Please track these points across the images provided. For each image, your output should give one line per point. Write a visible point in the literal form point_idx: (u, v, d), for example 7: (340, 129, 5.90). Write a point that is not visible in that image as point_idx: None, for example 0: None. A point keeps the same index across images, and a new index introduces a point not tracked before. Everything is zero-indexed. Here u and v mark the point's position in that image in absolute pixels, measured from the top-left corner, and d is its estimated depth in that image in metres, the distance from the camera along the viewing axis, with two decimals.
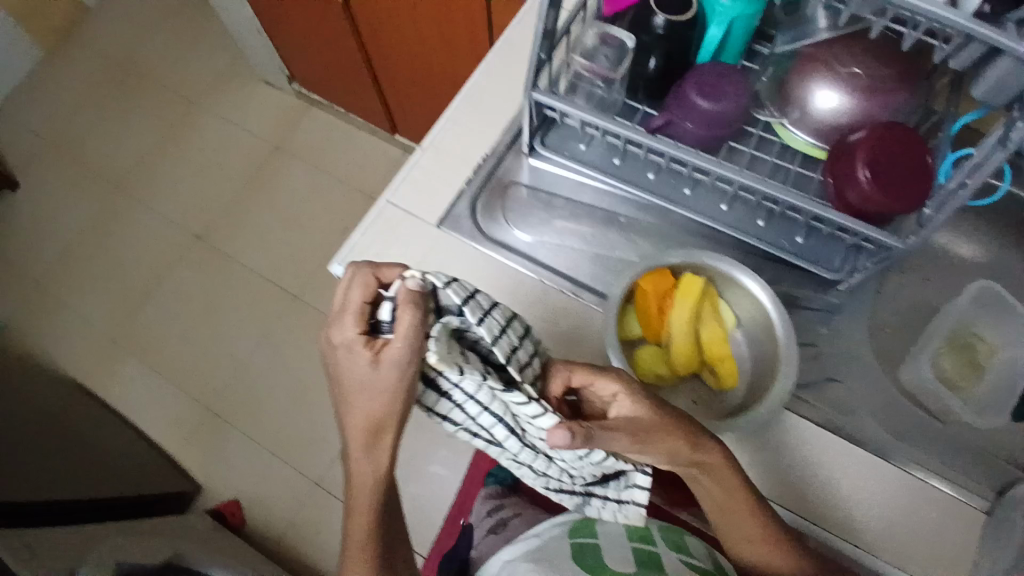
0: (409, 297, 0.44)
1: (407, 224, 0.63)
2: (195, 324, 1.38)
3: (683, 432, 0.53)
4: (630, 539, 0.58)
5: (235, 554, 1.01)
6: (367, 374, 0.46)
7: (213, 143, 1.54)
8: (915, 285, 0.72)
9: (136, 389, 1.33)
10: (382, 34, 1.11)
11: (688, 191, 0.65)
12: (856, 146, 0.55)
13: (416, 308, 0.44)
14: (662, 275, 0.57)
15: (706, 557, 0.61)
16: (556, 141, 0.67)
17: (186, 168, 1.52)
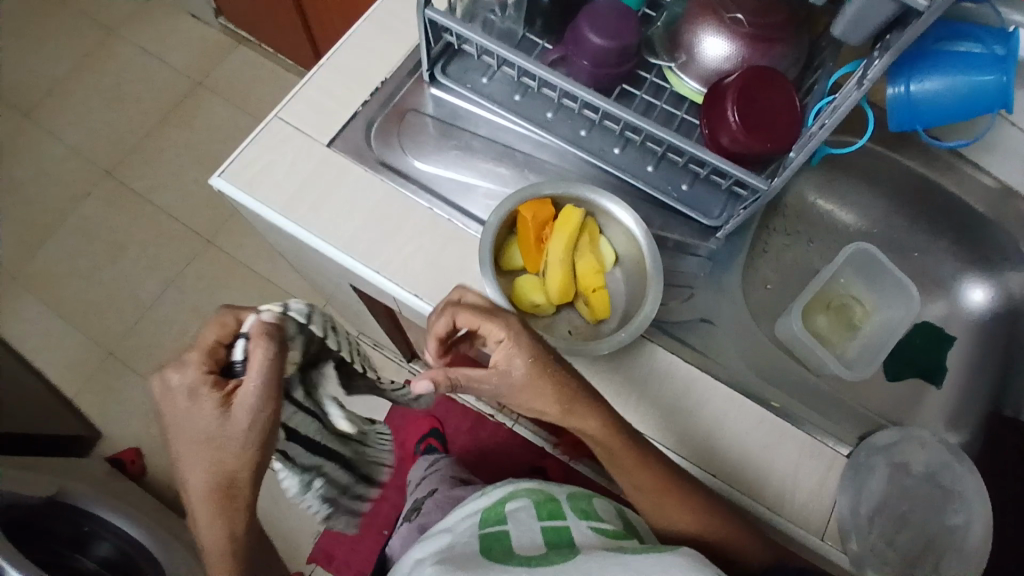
0: (262, 330, 0.49)
1: (295, 140, 0.65)
2: (102, 262, 1.37)
3: (556, 388, 0.53)
4: (539, 518, 0.59)
5: (125, 495, 1.05)
6: (218, 420, 0.49)
7: (136, 75, 1.51)
8: (799, 246, 0.85)
9: (62, 321, 1.33)
10: None
11: (584, 133, 0.68)
12: (729, 89, 0.58)
13: (270, 340, 0.48)
14: (542, 204, 0.58)
15: (615, 518, 0.62)
16: (457, 72, 0.68)
17: (106, 99, 1.49)
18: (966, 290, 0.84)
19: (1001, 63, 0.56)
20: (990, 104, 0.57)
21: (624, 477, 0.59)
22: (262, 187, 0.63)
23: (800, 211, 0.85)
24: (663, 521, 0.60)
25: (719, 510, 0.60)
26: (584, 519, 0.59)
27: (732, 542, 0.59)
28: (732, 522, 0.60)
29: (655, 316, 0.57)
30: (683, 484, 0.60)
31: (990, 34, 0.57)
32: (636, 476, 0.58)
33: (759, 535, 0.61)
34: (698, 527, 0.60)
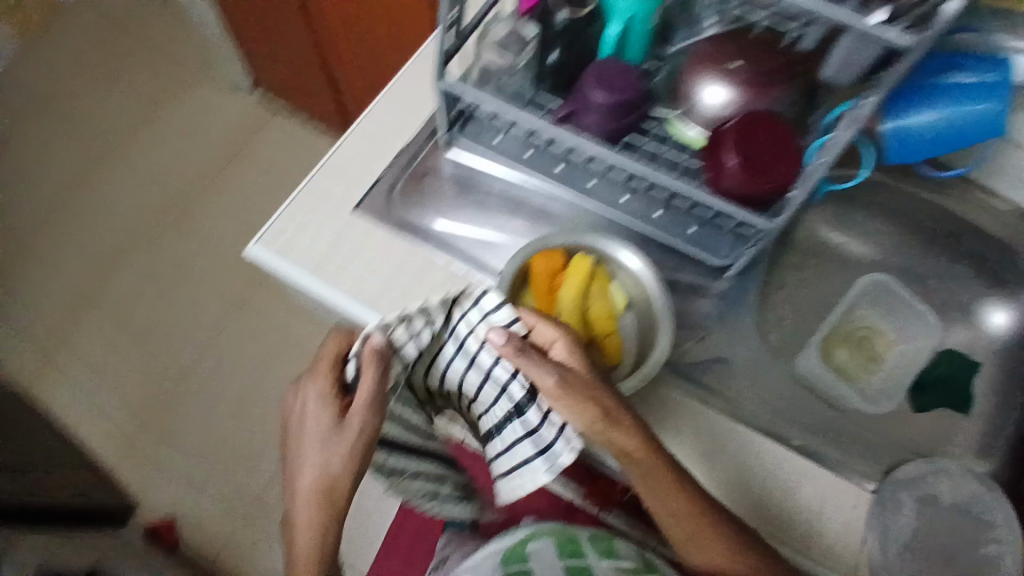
0: (372, 355, 0.51)
1: (321, 207, 0.70)
2: None
3: (601, 401, 0.53)
4: (562, 559, 0.61)
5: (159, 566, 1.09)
6: (329, 432, 0.54)
7: (177, 151, 1.67)
8: (815, 282, 0.85)
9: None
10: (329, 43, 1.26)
11: (592, 183, 0.72)
12: (726, 133, 0.60)
13: (376, 367, 0.52)
14: (550, 256, 0.61)
15: (636, 558, 0.63)
16: (472, 133, 0.73)
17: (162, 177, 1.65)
18: (986, 314, 0.84)
19: (990, 91, 0.58)
20: (985, 131, 0.59)
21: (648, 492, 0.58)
22: (293, 253, 0.68)
23: (813, 247, 0.85)
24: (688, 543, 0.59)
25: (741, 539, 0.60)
26: (605, 558, 0.61)
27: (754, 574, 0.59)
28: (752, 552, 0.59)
29: (670, 353, 0.60)
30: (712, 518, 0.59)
31: (978, 64, 0.59)
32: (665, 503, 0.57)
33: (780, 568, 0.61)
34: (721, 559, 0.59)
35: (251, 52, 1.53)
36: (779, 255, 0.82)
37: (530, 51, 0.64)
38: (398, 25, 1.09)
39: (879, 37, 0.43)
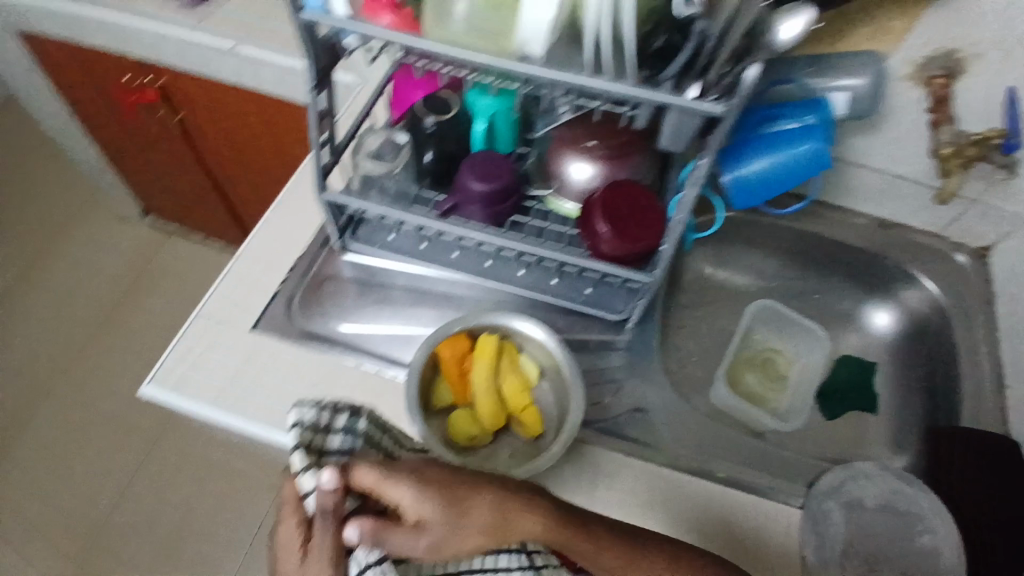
0: (293, 501, 0.50)
1: (219, 332, 0.70)
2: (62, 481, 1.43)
3: (481, 526, 0.49)
4: None
5: None
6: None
7: (75, 289, 1.66)
8: (714, 315, 0.91)
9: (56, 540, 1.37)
10: (214, 169, 1.32)
11: (489, 263, 0.75)
12: (595, 202, 0.65)
13: (301, 513, 0.49)
14: (457, 340, 0.63)
15: None
16: (366, 235, 0.76)
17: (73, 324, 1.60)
18: (871, 317, 0.91)
19: (811, 131, 0.65)
20: (816, 164, 0.66)
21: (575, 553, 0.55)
22: (196, 383, 0.67)
23: (703, 285, 0.93)
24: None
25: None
26: None
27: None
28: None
29: (583, 417, 0.61)
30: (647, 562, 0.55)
31: (796, 110, 0.65)
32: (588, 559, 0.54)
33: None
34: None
35: (141, 185, 1.54)
36: (672, 297, 0.89)
37: (405, 155, 0.70)
38: (272, 149, 1.16)
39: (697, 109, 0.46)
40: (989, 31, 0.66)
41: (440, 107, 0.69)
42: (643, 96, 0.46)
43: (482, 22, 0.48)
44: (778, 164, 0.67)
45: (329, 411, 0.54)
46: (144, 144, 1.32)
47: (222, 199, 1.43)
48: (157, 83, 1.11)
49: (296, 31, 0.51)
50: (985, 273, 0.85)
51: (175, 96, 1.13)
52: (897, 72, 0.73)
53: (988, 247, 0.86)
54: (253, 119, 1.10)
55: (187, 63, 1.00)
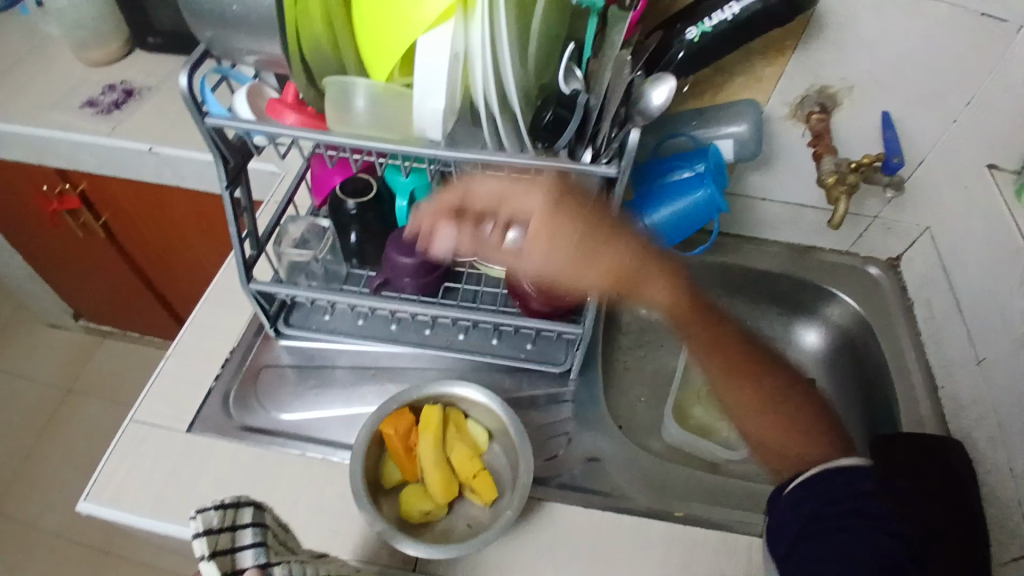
0: None
1: (154, 436, 0.69)
2: None
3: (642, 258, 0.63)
4: None
5: None
6: None
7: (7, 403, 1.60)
8: (655, 353, 0.94)
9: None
10: (142, 268, 1.31)
11: (429, 331, 0.76)
12: (519, 262, 0.68)
13: None
14: (400, 415, 0.62)
15: None
16: (301, 318, 0.76)
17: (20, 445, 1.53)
18: (801, 337, 0.98)
19: (703, 178, 0.65)
20: (711, 211, 0.66)
21: (697, 329, 0.67)
22: (134, 493, 0.65)
23: (640, 326, 0.96)
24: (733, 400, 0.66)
25: (789, 411, 0.65)
26: None
27: (795, 451, 0.63)
28: (802, 425, 0.64)
29: (533, 477, 0.60)
30: (793, 395, 0.67)
31: (689, 160, 0.66)
32: (723, 352, 0.67)
33: (792, 518, 0.58)
34: (755, 426, 0.66)
35: (68, 291, 1.50)
36: (612, 341, 0.91)
37: (327, 240, 0.73)
38: (198, 244, 1.17)
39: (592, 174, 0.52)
40: (849, 69, 0.74)
41: (358, 189, 0.70)
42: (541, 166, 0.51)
43: (382, 113, 0.52)
44: (678, 212, 0.66)
45: (231, 509, 0.49)
46: (65, 251, 1.30)
47: (156, 297, 1.41)
48: (77, 191, 1.10)
49: (203, 137, 0.54)
50: (899, 283, 0.94)
51: (96, 201, 1.13)
52: (777, 114, 0.79)
53: (897, 258, 0.95)
54: (178, 217, 1.10)
55: (108, 170, 1.00)
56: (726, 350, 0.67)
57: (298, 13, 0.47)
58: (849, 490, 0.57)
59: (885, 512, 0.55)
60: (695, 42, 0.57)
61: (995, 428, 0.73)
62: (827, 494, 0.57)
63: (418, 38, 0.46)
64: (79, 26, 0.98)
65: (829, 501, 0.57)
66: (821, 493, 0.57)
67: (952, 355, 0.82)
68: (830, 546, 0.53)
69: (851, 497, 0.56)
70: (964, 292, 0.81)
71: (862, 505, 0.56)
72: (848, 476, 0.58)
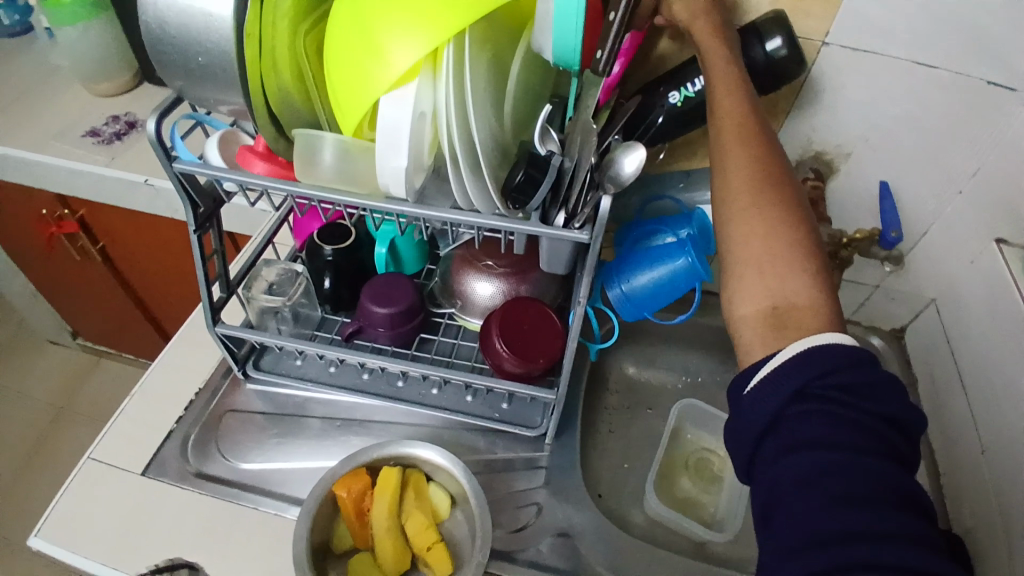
0: None
1: (106, 478, 0.66)
2: None
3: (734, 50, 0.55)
4: None
5: None
6: None
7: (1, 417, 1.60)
8: (643, 415, 0.90)
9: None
10: (137, 292, 1.31)
11: (401, 383, 0.74)
12: (492, 320, 0.66)
13: None
14: (356, 475, 0.59)
15: None
16: (272, 362, 0.75)
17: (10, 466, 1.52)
18: None
19: (684, 245, 0.62)
20: (694, 279, 0.63)
21: (722, 126, 0.53)
22: (79, 538, 0.62)
23: (628, 385, 0.92)
24: (718, 191, 0.52)
25: (788, 258, 0.48)
26: None
27: (775, 297, 0.48)
28: (797, 250, 0.48)
29: (488, 558, 0.56)
30: (810, 240, 0.49)
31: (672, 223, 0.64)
32: (745, 150, 0.51)
33: (752, 430, 0.46)
34: (735, 233, 0.50)
35: (66, 311, 1.50)
36: (597, 400, 0.88)
37: (300, 284, 0.71)
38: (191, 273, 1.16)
39: (563, 237, 0.50)
40: (848, 134, 0.72)
41: (335, 236, 0.71)
42: (513, 228, 0.50)
43: (349, 167, 0.51)
44: (659, 279, 0.64)
45: None
46: (63, 272, 1.31)
47: (151, 322, 1.40)
48: (77, 217, 1.11)
49: (171, 181, 0.53)
50: (904, 355, 0.89)
51: (95, 227, 1.13)
52: None
53: (902, 329, 0.91)
54: (174, 246, 1.10)
55: (104, 198, 1.01)
56: (731, 176, 0.51)
57: (264, 69, 0.47)
58: (822, 375, 0.44)
59: (855, 391, 0.44)
60: (677, 106, 0.59)
61: (1001, 524, 0.68)
62: (799, 392, 0.44)
63: (380, 98, 0.45)
64: (87, 59, 1.00)
65: (794, 402, 0.45)
66: (783, 392, 0.45)
67: (957, 438, 0.77)
68: (808, 469, 0.42)
69: (813, 390, 0.44)
70: (967, 373, 0.76)
71: (833, 401, 0.44)
72: (833, 354, 0.44)
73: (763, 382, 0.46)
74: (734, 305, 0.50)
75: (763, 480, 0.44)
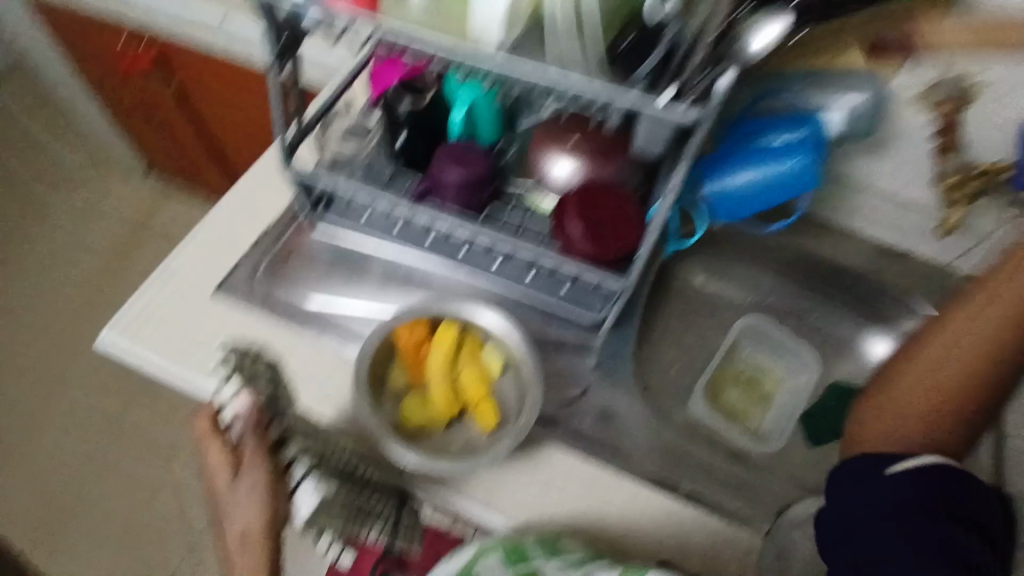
0: (251, 415, 0.62)
1: (181, 289, 0.70)
2: (77, 417, 1.50)
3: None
4: (508, 564, 0.55)
5: None
6: (232, 483, 0.62)
7: (76, 235, 1.67)
8: (704, 324, 0.87)
9: (75, 472, 1.45)
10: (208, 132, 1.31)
11: (463, 253, 0.73)
12: (569, 200, 0.62)
13: (253, 424, 0.62)
14: (414, 327, 0.63)
15: (585, 551, 0.57)
16: (339, 213, 0.74)
17: (89, 279, 1.63)
18: (869, 346, 0.86)
19: (799, 147, 0.61)
20: (800, 185, 0.62)
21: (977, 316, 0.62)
22: (158, 341, 0.68)
23: (689, 295, 0.88)
24: (937, 360, 0.62)
25: (920, 424, 0.58)
26: (552, 556, 0.56)
27: (886, 433, 0.59)
28: (924, 433, 0.57)
29: (535, 422, 0.60)
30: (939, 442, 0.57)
31: (787, 123, 0.62)
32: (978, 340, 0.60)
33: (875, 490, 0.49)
34: (919, 389, 0.61)
35: (136, 141, 1.52)
36: (660, 302, 0.85)
37: (373, 138, 0.71)
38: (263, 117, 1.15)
39: (669, 117, 0.44)
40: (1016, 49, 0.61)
41: (416, 91, 0.69)
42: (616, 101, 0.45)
43: (440, 8, 0.47)
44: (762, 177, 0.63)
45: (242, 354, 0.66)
46: (138, 103, 1.31)
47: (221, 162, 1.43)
48: (154, 48, 1.08)
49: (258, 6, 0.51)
50: None
51: (169, 62, 1.10)
52: (899, 96, 0.70)
53: None
54: (248, 88, 1.08)
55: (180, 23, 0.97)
56: (948, 363, 0.61)
57: None
58: (962, 491, 0.48)
59: (984, 517, 0.48)
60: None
61: None
62: (939, 496, 0.47)
63: None
64: None
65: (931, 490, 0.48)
66: (926, 485, 0.48)
67: None
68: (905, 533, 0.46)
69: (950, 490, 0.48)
70: None
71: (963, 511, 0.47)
72: (978, 490, 0.49)
73: (913, 472, 0.49)
74: (862, 418, 0.62)
75: (838, 510, 0.50)
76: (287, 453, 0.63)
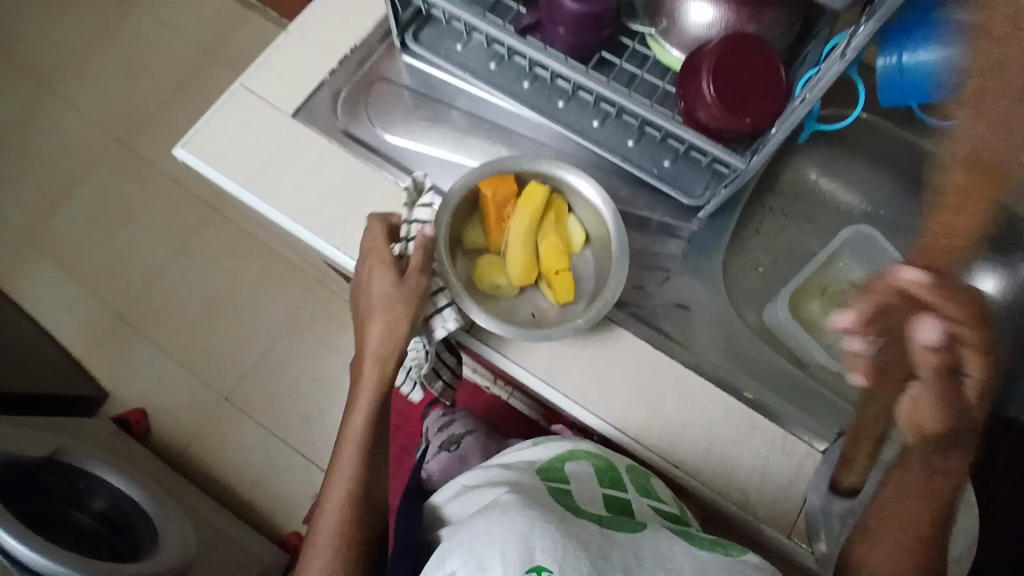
0: (425, 240, 0.56)
1: (259, 109, 0.66)
2: (99, 225, 1.30)
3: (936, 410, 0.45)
4: (601, 483, 0.55)
5: (129, 457, 1.00)
6: (388, 291, 0.56)
7: None
8: (799, 227, 0.82)
9: (77, 286, 1.27)
10: None
11: (561, 104, 0.65)
12: (706, 55, 0.54)
13: (427, 251, 0.57)
14: (503, 182, 0.58)
15: (673, 503, 0.58)
16: (431, 39, 0.66)
17: (108, 67, 1.40)
18: (976, 280, 0.79)
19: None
20: None
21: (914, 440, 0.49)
22: (231, 158, 0.64)
23: (797, 190, 0.81)
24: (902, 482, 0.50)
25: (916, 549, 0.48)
26: (644, 496, 0.56)
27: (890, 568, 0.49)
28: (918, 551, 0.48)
29: (617, 299, 0.56)
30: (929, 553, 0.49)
31: None
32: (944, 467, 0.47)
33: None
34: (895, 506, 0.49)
35: None
36: (761, 195, 0.78)
37: None
38: None
39: None
40: None
41: None
42: None
43: None
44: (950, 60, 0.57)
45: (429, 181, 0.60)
46: None
47: None
48: None
49: None
50: None
51: None
52: None
53: None
54: None
55: None
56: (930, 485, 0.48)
57: None
58: None
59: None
60: None
61: None
62: None
63: None
64: None
65: None
66: None
67: None
68: None
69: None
70: None
71: None
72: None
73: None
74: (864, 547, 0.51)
75: None
76: (440, 290, 0.58)
